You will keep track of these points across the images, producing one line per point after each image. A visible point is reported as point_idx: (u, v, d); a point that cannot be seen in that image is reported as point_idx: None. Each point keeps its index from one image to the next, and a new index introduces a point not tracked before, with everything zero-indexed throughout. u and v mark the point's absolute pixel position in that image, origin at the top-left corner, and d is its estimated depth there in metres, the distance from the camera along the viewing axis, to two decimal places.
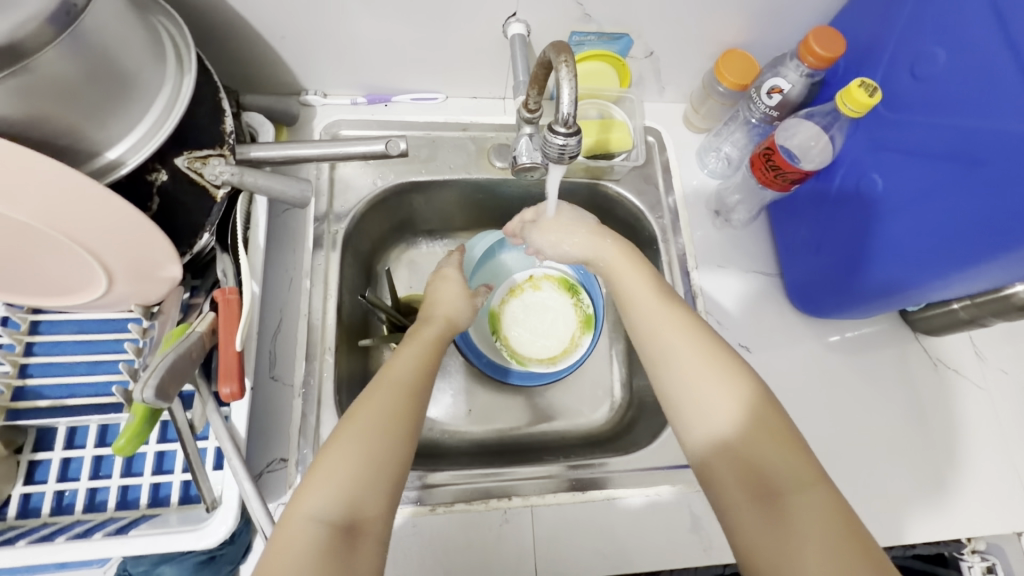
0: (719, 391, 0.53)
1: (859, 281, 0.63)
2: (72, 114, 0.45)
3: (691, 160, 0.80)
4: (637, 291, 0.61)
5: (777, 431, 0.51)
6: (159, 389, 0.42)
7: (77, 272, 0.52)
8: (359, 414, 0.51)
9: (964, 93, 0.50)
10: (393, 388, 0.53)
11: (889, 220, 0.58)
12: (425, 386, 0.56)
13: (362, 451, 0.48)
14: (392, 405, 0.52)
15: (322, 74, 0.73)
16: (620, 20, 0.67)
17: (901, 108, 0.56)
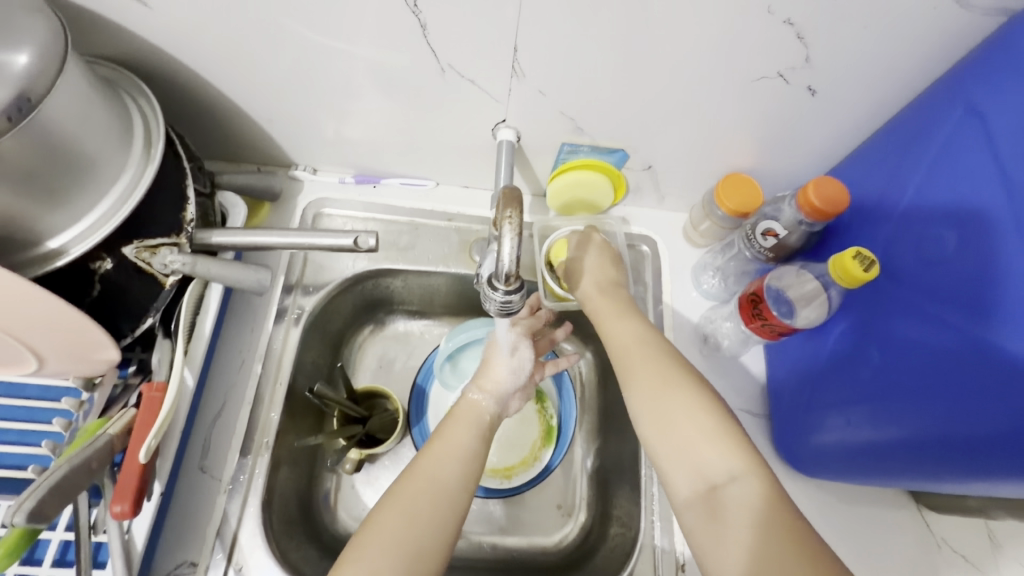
0: (663, 418, 0.54)
1: (848, 455, 0.56)
2: (14, 205, 0.44)
3: (685, 278, 0.75)
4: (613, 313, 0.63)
5: (723, 451, 0.51)
6: (34, 512, 0.40)
7: (8, 350, 0.50)
8: (376, 525, 0.50)
9: (965, 274, 0.46)
10: (415, 498, 0.51)
11: (885, 399, 0.51)
12: (462, 479, 0.54)
13: (383, 560, 0.47)
14: (414, 519, 0.50)
15: (311, 152, 0.72)
16: (615, 135, 0.64)
17: (903, 278, 0.52)
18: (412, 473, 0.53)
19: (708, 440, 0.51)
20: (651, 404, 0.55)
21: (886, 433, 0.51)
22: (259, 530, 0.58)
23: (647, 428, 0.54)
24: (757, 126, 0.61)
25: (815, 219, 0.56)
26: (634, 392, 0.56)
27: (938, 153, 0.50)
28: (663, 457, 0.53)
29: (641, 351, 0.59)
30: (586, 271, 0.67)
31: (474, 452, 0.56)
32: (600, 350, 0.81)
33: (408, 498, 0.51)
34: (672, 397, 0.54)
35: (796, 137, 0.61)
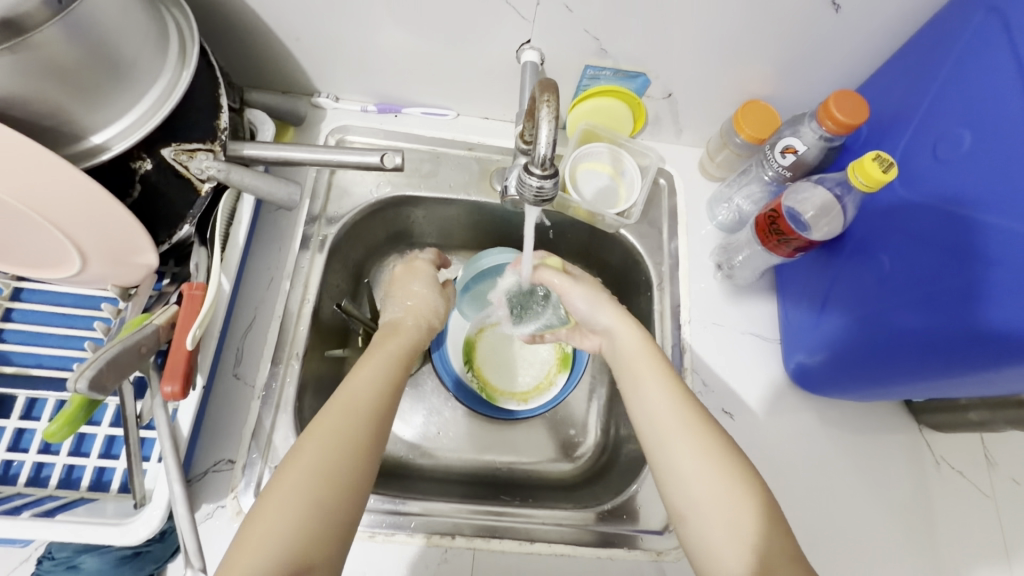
0: (690, 427, 0.53)
1: (855, 363, 0.59)
2: (62, 97, 0.46)
3: (701, 210, 0.77)
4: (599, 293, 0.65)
5: (730, 468, 0.50)
6: (93, 381, 0.43)
7: (52, 248, 0.52)
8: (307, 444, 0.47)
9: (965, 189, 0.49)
10: (346, 415, 0.50)
11: (895, 301, 0.54)
12: (367, 436, 0.49)
13: (322, 469, 0.46)
14: (350, 425, 0.49)
15: (334, 78, 0.73)
16: (638, 58, 0.65)
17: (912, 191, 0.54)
18: (311, 437, 0.48)
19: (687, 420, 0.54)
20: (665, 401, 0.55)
21: (892, 335, 0.54)
22: (292, 434, 0.61)
23: (664, 438, 0.53)
24: (779, 48, 0.62)
25: (836, 133, 0.57)
26: (640, 385, 0.57)
27: (957, 60, 0.51)
28: (674, 477, 0.52)
29: (651, 363, 0.58)
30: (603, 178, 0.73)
31: (382, 402, 0.52)
32: (615, 284, 0.84)
33: (337, 417, 0.49)
34: (687, 408, 0.54)
35: (818, 59, 0.62)
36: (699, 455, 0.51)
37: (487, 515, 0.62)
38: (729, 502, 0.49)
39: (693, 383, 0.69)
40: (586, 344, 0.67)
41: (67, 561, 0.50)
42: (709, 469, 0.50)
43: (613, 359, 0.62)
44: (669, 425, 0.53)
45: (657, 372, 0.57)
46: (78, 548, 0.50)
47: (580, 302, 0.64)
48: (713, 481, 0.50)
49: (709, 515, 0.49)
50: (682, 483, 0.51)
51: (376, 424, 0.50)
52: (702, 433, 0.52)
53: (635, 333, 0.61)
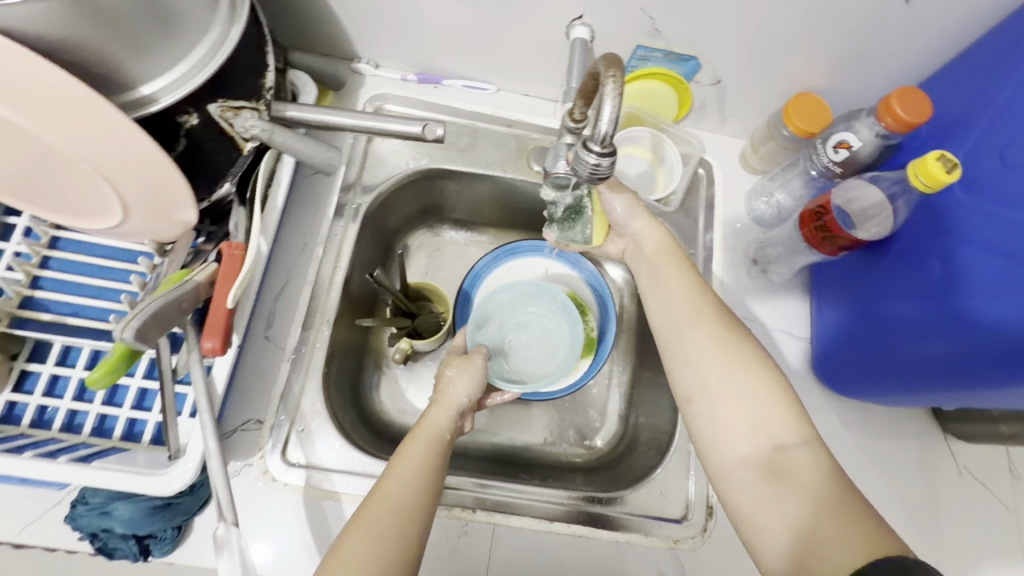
0: (701, 319, 0.54)
1: (889, 366, 0.58)
2: (111, 46, 0.44)
3: (739, 202, 0.76)
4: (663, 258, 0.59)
5: (749, 357, 0.51)
6: (139, 332, 0.44)
7: (96, 197, 0.52)
8: (336, 557, 0.44)
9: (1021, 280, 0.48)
10: (380, 522, 0.46)
11: (949, 313, 0.52)
12: (411, 524, 0.47)
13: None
14: (384, 538, 0.45)
15: (376, 44, 0.71)
16: (691, 41, 0.63)
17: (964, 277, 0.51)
18: (340, 555, 0.44)
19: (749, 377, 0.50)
20: (719, 359, 0.51)
21: (935, 345, 0.53)
22: (320, 399, 0.62)
23: (679, 330, 0.55)
24: (841, 38, 0.60)
25: (894, 130, 0.57)
26: (664, 283, 0.58)
27: None
28: (686, 360, 0.53)
29: (673, 258, 0.59)
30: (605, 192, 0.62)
31: (427, 493, 0.49)
32: None
33: (372, 521, 0.46)
34: (701, 298, 0.55)
35: (880, 53, 0.60)
36: (714, 344, 0.52)
37: (507, 492, 0.62)
38: (734, 380, 0.50)
39: None
40: (609, 248, 0.66)
41: (101, 507, 0.51)
42: (720, 356, 0.51)
43: (632, 255, 0.63)
44: (686, 318, 0.55)
45: (679, 267, 0.58)
46: (111, 495, 0.51)
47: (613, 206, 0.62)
48: (726, 364, 0.51)
49: (721, 396, 0.50)
50: (705, 383, 0.51)
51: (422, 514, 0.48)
52: (718, 324, 0.53)
53: (659, 233, 0.61)
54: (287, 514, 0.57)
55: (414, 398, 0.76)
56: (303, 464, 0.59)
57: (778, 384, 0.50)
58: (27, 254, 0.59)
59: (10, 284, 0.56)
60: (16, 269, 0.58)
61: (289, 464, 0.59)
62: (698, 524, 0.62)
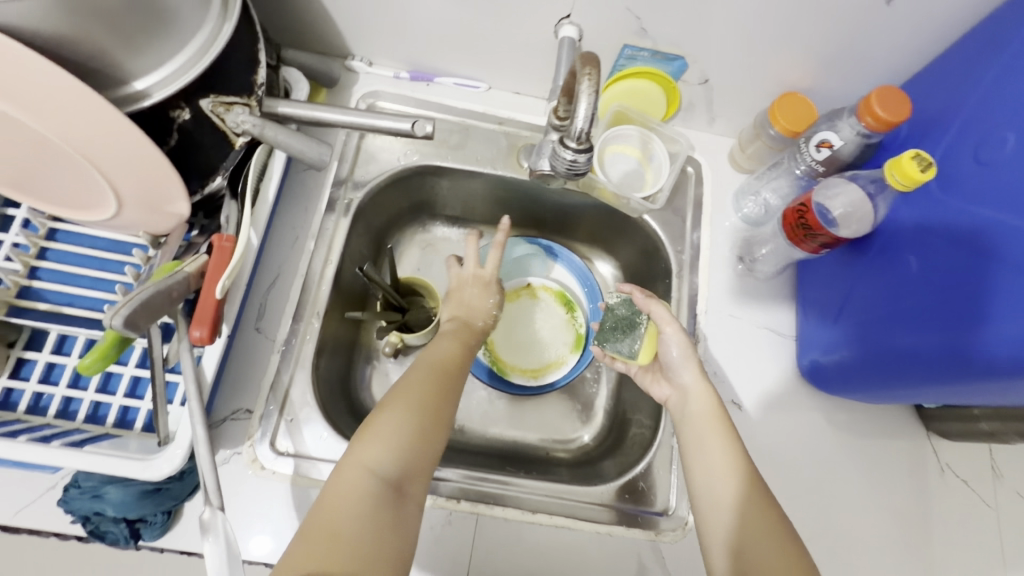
0: (756, 514, 0.53)
1: (853, 353, 0.61)
2: (101, 40, 0.45)
3: (727, 200, 0.76)
4: (701, 414, 0.60)
5: (793, 548, 0.51)
6: (128, 320, 0.45)
7: (91, 189, 0.53)
8: (389, 408, 0.55)
9: (956, 259, 0.51)
10: (423, 383, 0.58)
11: (907, 295, 0.55)
12: (440, 402, 0.57)
13: (406, 423, 0.54)
14: (429, 391, 0.57)
15: (369, 42, 0.72)
16: (677, 40, 0.64)
17: (952, 279, 0.51)
18: (394, 402, 0.55)
19: (781, 548, 0.51)
20: (760, 533, 0.52)
21: (891, 342, 0.56)
22: (310, 390, 0.63)
23: (728, 519, 0.54)
24: (825, 39, 0.60)
25: (874, 129, 0.58)
26: (709, 452, 0.57)
27: (1010, 63, 0.50)
28: (735, 543, 0.52)
29: (720, 431, 0.58)
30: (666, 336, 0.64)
31: (458, 369, 0.61)
32: (633, 268, 0.84)
33: (417, 384, 0.57)
34: (756, 488, 0.54)
35: (864, 53, 0.61)
36: (771, 551, 0.51)
37: (490, 483, 0.63)
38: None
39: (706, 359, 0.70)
40: (654, 389, 0.65)
41: (93, 490, 0.52)
42: (774, 561, 0.50)
43: (673, 407, 0.63)
44: (734, 495, 0.54)
45: (729, 444, 0.57)
46: (103, 479, 0.53)
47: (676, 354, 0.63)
48: (777, 574, 0.50)
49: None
50: (740, 558, 0.51)
51: (447, 390, 0.58)
52: (768, 523, 0.52)
53: (710, 401, 0.60)
54: (274, 503, 0.58)
55: None
56: (291, 453, 0.60)
57: (809, 562, 0.51)
58: (24, 245, 0.60)
59: (7, 274, 0.58)
60: (13, 259, 0.59)
61: (278, 453, 0.60)
62: (680, 516, 0.63)
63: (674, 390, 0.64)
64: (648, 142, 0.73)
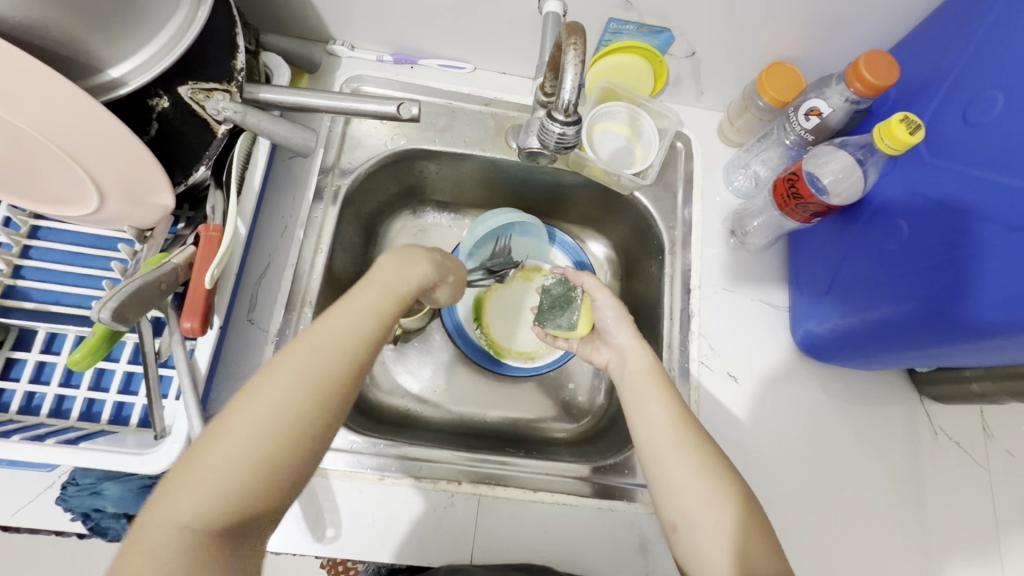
0: (683, 446, 0.53)
1: (844, 317, 0.61)
2: (71, 27, 0.43)
3: (717, 175, 0.76)
4: (643, 366, 0.60)
5: (725, 483, 0.51)
6: (116, 312, 0.44)
7: (71, 183, 0.52)
8: (260, 393, 0.42)
9: (947, 224, 0.51)
10: (304, 367, 0.43)
11: (893, 262, 0.56)
12: (316, 404, 0.43)
13: (269, 420, 0.41)
14: (304, 379, 0.43)
15: (350, 25, 0.71)
16: (663, 13, 0.63)
17: (936, 238, 0.52)
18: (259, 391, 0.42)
19: (707, 483, 0.51)
20: (688, 464, 0.52)
21: (875, 312, 0.57)
22: None
23: (661, 454, 0.53)
24: (811, 6, 0.60)
25: (863, 95, 0.58)
26: (645, 405, 0.57)
27: (995, 22, 0.50)
28: (670, 489, 0.52)
29: (655, 384, 0.58)
30: (602, 301, 0.67)
31: (359, 344, 0.46)
32: (625, 246, 0.84)
33: (295, 368, 0.43)
34: (685, 423, 0.54)
35: (850, 20, 0.61)
36: (694, 476, 0.51)
37: (489, 463, 0.64)
38: (717, 511, 0.49)
39: (700, 347, 0.70)
40: (595, 355, 0.68)
41: (91, 487, 0.53)
42: (704, 486, 0.50)
43: (614, 363, 0.65)
44: (668, 443, 0.53)
45: (662, 389, 0.57)
46: (100, 476, 0.53)
47: (606, 309, 0.67)
48: (704, 495, 0.50)
49: (703, 524, 0.49)
50: (688, 518, 0.50)
51: (331, 389, 0.44)
52: (700, 450, 0.52)
53: (645, 356, 0.62)
54: None
55: (402, 378, 0.78)
56: None
57: (735, 491, 0.50)
58: (7, 243, 0.59)
59: None
60: None
61: None
62: None
63: (615, 355, 0.65)
64: (637, 119, 0.72)
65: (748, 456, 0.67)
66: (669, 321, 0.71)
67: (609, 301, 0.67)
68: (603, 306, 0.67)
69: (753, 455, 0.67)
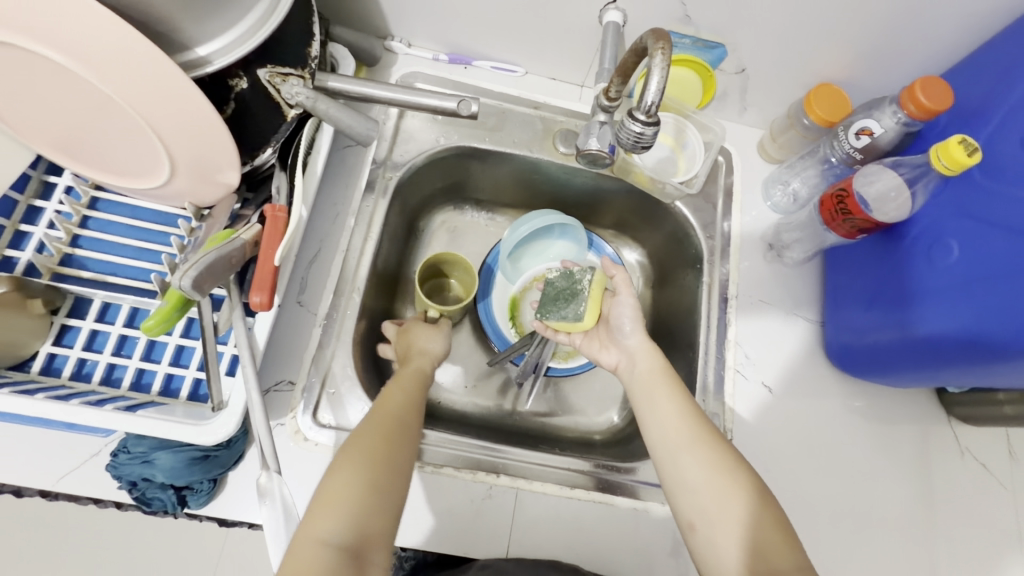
0: (698, 444, 0.56)
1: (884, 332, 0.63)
2: (170, 4, 0.44)
3: (756, 191, 0.78)
4: (653, 370, 0.63)
5: (739, 484, 0.53)
6: (195, 282, 0.46)
7: (144, 155, 0.54)
8: (355, 442, 0.51)
9: (1017, 255, 0.52)
10: (385, 421, 0.53)
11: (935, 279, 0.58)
12: (398, 446, 0.52)
13: (366, 471, 0.49)
14: (389, 433, 0.52)
15: (410, 23, 0.73)
16: (719, 28, 0.65)
17: (993, 257, 0.54)
18: (352, 444, 0.51)
19: (720, 478, 0.53)
20: (702, 464, 0.54)
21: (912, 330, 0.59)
22: (351, 363, 0.63)
23: (676, 450, 0.57)
24: (866, 30, 0.62)
25: (916, 118, 0.60)
26: (655, 403, 0.60)
27: None
28: (685, 487, 0.55)
29: (665, 384, 0.61)
30: (624, 303, 0.67)
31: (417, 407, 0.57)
32: (659, 254, 0.85)
33: (377, 422, 0.53)
34: (698, 422, 0.58)
35: (902, 46, 0.63)
36: (708, 471, 0.54)
37: (526, 457, 0.65)
38: (734, 512, 0.51)
39: (736, 355, 0.71)
40: (603, 356, 0.69)
41: (142, 456, 0.52)
42: (715, 482, 0.53)
43: (621, 371, 0.67)
44: (681, 440, 0.57)
45: (672, 389, 0.61)
46: (152, 445, 0.53)
47: (626, 312, 0.67)
48: (718, 492, 0.53)
49: (719, 523, 0.52)
50: (705, 515, 0.53)
51: (408, 438, 0.54)
52: (714, 449, 0.55)
53: (654, 358, 0.65)
54: (317, 473, 0.59)
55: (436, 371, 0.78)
56: (333, 425, 0.60)
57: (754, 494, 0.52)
58: (67, 212, 0.60)
59: (51, 241, 0.58)
60: (57, 226, 0.59)
61: (320, 424, 0.60)
62: None
63: (623, 359, 0.68)
64: (682, 132, 0.75)
65: (778, 464, 0.68)
66: (705, 330, 0.72)
67: (630, 304, 0.67)
68: (620, 305, 0.67)
69: (784, 465, 0.68)
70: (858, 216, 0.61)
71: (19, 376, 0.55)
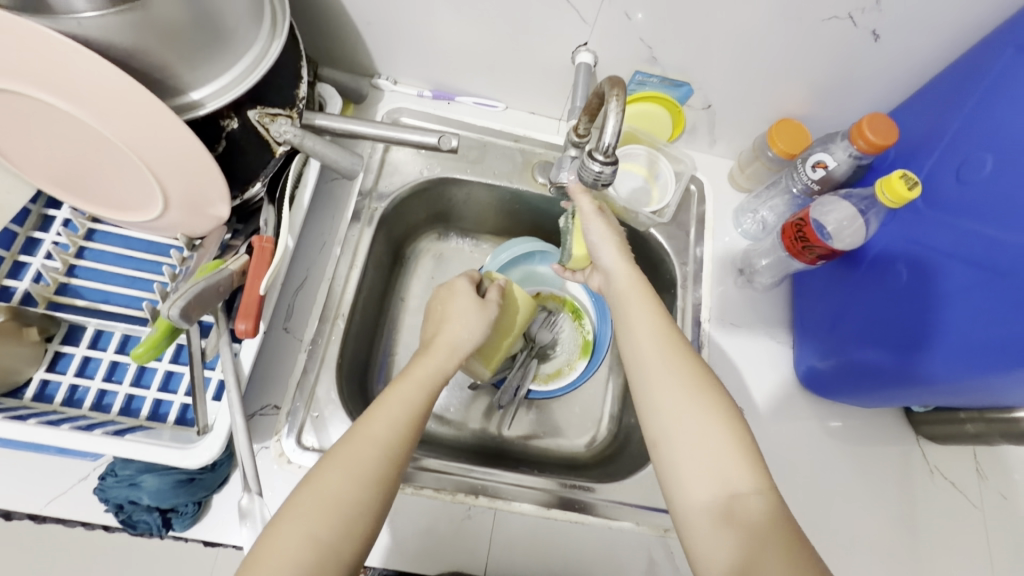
0: (669, 368, 0.54)
1: (842, 353, 0.65)
2: (168, 56, 0.48)
3: (728, 218, 0.82)
4: (631, 291, 0.61)
5: (715, 416, 0.51)
6: (183, 311, 0.49)
7: (140, 189, 0.57)
8: (317, 483, 0.47)
9: (958, 278, 0.55)
10: (361, 455, 0.49)
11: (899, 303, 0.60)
12: (367, 489, 0.48)
13: (315, 522, 0.45)
14: (359, 473, 0.48)
15: (397, 63, 0.77)
16: (684, 67, 0.70)
17: (934, 281, 0.57)
18: (314, 481, 0.47)
19: (694, 407, 0.51)
20: (675, 391, 0.52)
21: (870, 353, 0.62)
22: (334, 388, 0.65)
23: (647, 377, 0.55)
24: (819, 70, 0.66)
25: (866, 152, 0.64)
26: (633, 324, 0.58)
27: (987, 91, 0.56)
28: (654, 407, 0.53)
29: (640, 295, 0.60)
30: (591, 220, 0.64)
31: (409, 437, 0.52)
32: None
33: (350, 456, 0.49)
34: (674, 350, 0.55)
35: (854, 84, 0.67)
36: (682, 394, 0.52)
37: (506, 476, 0.66)
38: (703, 442, 0.49)
39: None
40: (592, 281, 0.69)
41: (129, 479, 0.54)
42: (686, 409, 0.51)
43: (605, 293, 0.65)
44: (654, 361, 0.55)
45: (646, 307, 0.59)
46: (140, 468, 0.54)
47: (595, 231, 0.64)
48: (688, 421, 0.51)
49: (686, 449, 0.50)
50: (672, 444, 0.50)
51: (383, 479, 0.49)
52: (687, 375, 0.53)
53: (630, 275, 0.62)
54: None
55: None
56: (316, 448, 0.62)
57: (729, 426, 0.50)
58: (65, 244, 0.63)
59: (49, 271, 0.61)
60: (54, 257, 0.62)
61: (303, 447, 0.61)
62: None
63: (604, 277, 0.66)
64: (654, 162, 0.78)
65: None
66: None
67: (597, 224, 0.64)
68: (592, 222, 0.64)
69: None
70: (818, 246, 0.64)
71: (12, 402, 0.57)
